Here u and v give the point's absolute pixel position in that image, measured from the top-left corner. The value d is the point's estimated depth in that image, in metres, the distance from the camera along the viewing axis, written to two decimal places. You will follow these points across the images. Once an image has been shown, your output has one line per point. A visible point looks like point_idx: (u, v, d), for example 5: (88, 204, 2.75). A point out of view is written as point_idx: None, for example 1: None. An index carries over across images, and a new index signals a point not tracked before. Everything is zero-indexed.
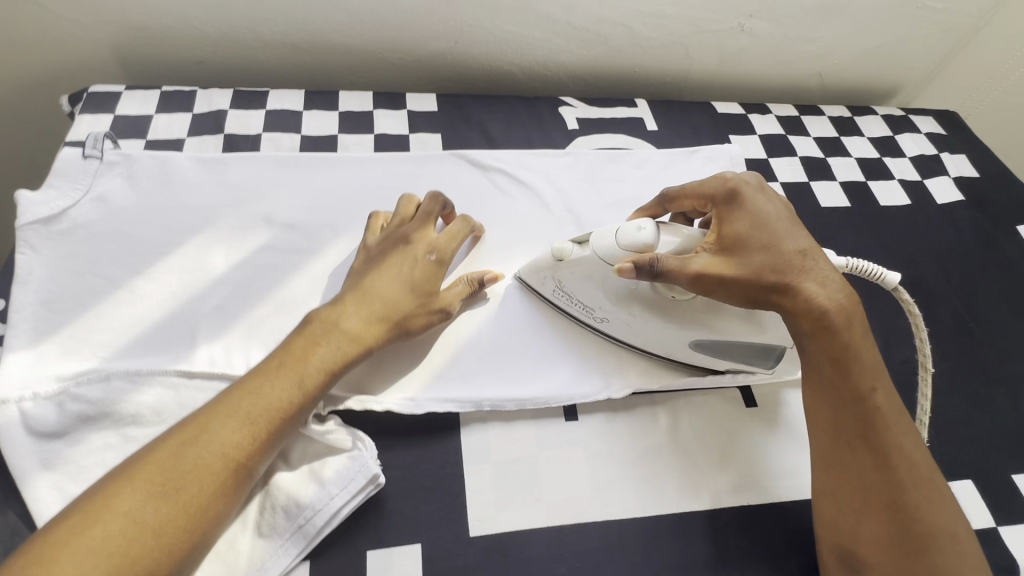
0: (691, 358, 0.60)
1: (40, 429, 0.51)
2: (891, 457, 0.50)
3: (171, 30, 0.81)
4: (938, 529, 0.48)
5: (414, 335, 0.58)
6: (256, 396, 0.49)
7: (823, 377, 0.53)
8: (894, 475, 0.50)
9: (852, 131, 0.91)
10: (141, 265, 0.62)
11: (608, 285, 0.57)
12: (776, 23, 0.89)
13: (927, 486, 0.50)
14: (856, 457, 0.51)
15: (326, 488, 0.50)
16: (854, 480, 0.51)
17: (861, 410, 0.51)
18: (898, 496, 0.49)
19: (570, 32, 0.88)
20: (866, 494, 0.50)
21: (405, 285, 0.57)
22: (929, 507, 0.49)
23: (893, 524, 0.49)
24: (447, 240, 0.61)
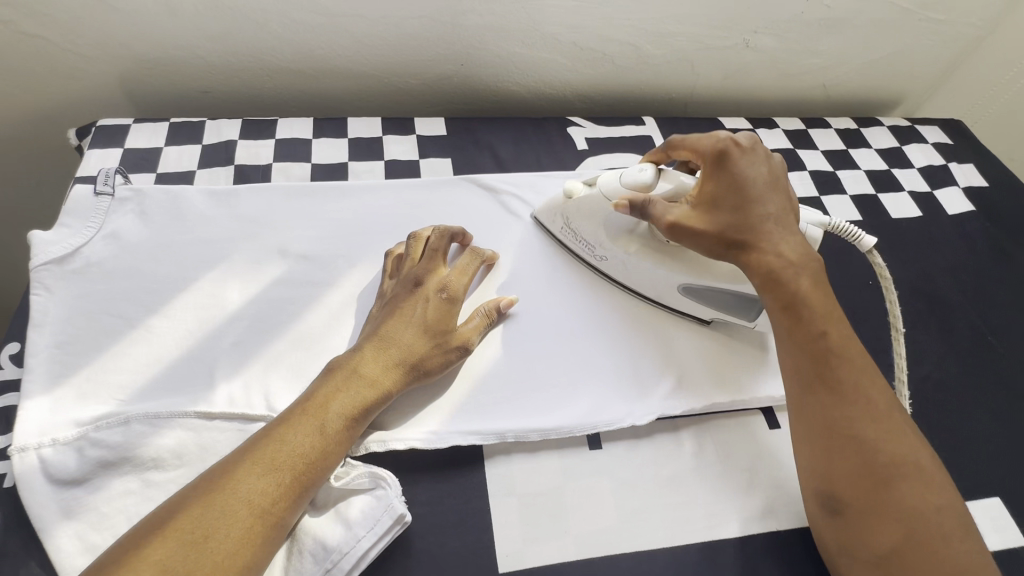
0: (680, 302, 0.66)
1: (60, 476, 0.50)
2: (848, 393, 0.52)
3: (178, 61, 0.81)
4: (902, 459, 0.50)
5: (432, 376, 0.58)
6: (280, 443, 0.49)
7: (780, 322, 0.56)
8: (853, 411, 0.52)
9: (859, 143, 0.92)
10: (157, 303, 0.62)
11: (610, 222, 0.64)
12: (781, 38, 0.90)
13: (884, 418, 0.52)
14: (815, 397, 0.53)
15: (353, 530, 0.50)
16: (816, 421, 0.53)
17: (815, 353, 0.54)
18: (859, 430, 0.51)
19: (576, 53, 0.88)
20: (832, 433, 0.52)
21: (419, 328, 0.57)
22: (891, 438, 0.51)
23: (861, 461, 0.50)
24: (458, 276, 0.62)
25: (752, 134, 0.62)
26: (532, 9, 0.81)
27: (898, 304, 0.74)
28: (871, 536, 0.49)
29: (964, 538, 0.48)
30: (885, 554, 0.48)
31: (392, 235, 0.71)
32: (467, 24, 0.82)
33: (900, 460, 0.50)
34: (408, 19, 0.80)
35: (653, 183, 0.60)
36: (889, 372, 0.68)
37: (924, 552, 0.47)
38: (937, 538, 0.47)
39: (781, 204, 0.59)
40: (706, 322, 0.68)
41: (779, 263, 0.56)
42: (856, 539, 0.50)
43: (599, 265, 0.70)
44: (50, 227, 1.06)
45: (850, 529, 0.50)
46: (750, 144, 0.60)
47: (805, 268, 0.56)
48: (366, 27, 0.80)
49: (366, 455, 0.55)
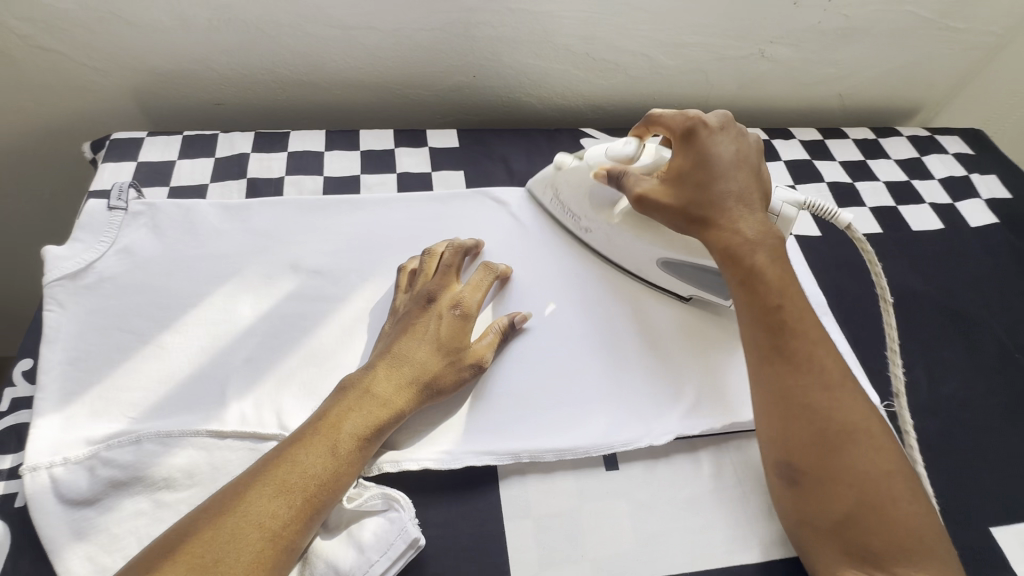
0: (657, 275, 0.68)
1: (71, 495, 0.50)
2: (801, 363, 0.53)
3: (191, 74, 0.81)
4: (852, 425, 0.51)
5: (446, 394, 0.57)
6: (292, 466, 0.48)
7: (738, 296, 0.57)
8: (805, 380, 0.53)
9: (878, 154, 0.90)
10: (169, 318, 0.61)
11: (595, 193, 0.68)
12: (796, 47, 0.89)
13: (840, 389, 0.53)
14: (772, 365, 0.54)
15: (366, 554, 0.49)
16: (774, 386, 0.54)
17: (773, 324, 0.55)
18: (813, 399, 0.52)
19: (589, 63, 0.87)
20: (785, 403, 0.52)
21: (433, 346, 0.57)
22: (842, 406, 0.52)
23: (812, 429, 0.51)
24: (472, 292, 0.61)
25: (724, 113, 0.63)
26: (545, 20, 0.80)
27: (920, 319, 0.72)
28: (822, 502, 0.50)
29: (911, 502, 0.49)
30: (834, 520, 0.49)
31: (405, 249, 0.70)
32: (479, 35, 0.81)
33: (851, 427, 0.51)
34: (420, 31, 0.80)
35: (635, 156, 0.64)
36: (914, 391, 0.66)
37: (870, 516, 0.48)
38: (885, 502, 0.48)
39: (745, 179, 0.59)
40: (685, 300, 0.69)
41: (740, 238, 0.57)
42: (807, 506, 0.50)
43: (584, 237, 0.72)
44: (64, 242, 1.06)
45: (802, 497, 0.51)
46: (719, 123, 0.62)
47: (764, 242, 0.57)
48: (378, 39, 0.80)
49: (378, 475, 0.54)
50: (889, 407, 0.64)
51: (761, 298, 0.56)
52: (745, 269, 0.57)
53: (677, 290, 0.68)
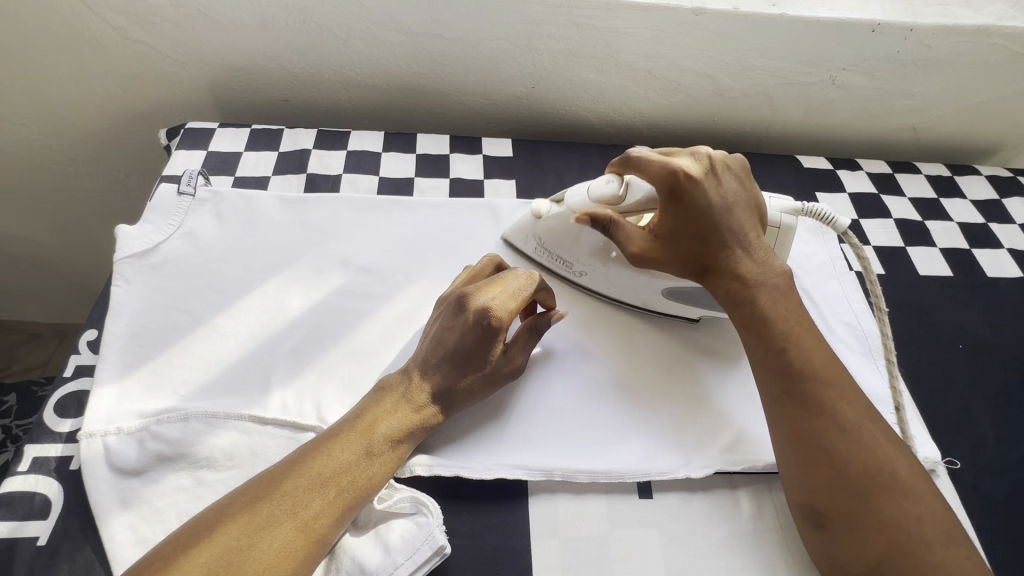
0: (665, 305, 0.66)
1: (120, 464, 0.52)
2: (814, 405, 0.50)
3: (264, 70, 0.85)
4: (875, 468, 0.48)
5: (461, 405, 0.56)
6: (325, 459, 0.49)
7: (745, 340, 0.56)
8: (819, 424, 0.50)
9: (953, 192, 0.85)
10: (224, 304, 0.64)
11: (583, 238, 0.64)
12: (871, 76, 0.85)
13: (855, 433, 0.49)
14: (783, 411, 0.52)
15: (392, 555, 0.49)
16: (788, 435, 0.51)
17: (781, 368, 0.53)
18: (826, 444, 0.49)
19: (650, 81, 0.86)
20: (798, 447, 0.50)
21: (448, 357, 0.55)
22: (862, 447, 0.49)
23: (829, 473, 0.48)
24: (505, 300, 0.57)
25: (706, 154, 0.58)
26: (608, 36, 0.80)
27: (990, 372, 0.67)
28: (850, 548, 0.47)
29: (947, 546, 0.45)
30: (865, 568, 0.46)
31: (452, 254, 0.71)
32: (541, 48, 0.82)
33: (873, 470, 0.48)
34: (483, 40, 0.81)
35: (620, 195, 0.58)
36: (981, 449, 0.61)
37: (903, 563, 0.45)
38: (918, 547, 0.45)
39: (748, 213, 0.58)
40: (694, 322, 0.68)
41: (754, 273, 0.56)
42: (835, 554, 0.48)
43: (580, 280, 0.69)
44: (134, 221, 1.13)
45: (830, 544, 0.48)
46: (703, 167, 0.57)
47: (770, 280, 0.56)
48: (442, 46, 0.81)
49: (410, 478, 0.54)
50: (950, 464, 0.60)
51: (766, 339, 0.54)
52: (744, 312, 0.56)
53: (687, 314, 0.67)
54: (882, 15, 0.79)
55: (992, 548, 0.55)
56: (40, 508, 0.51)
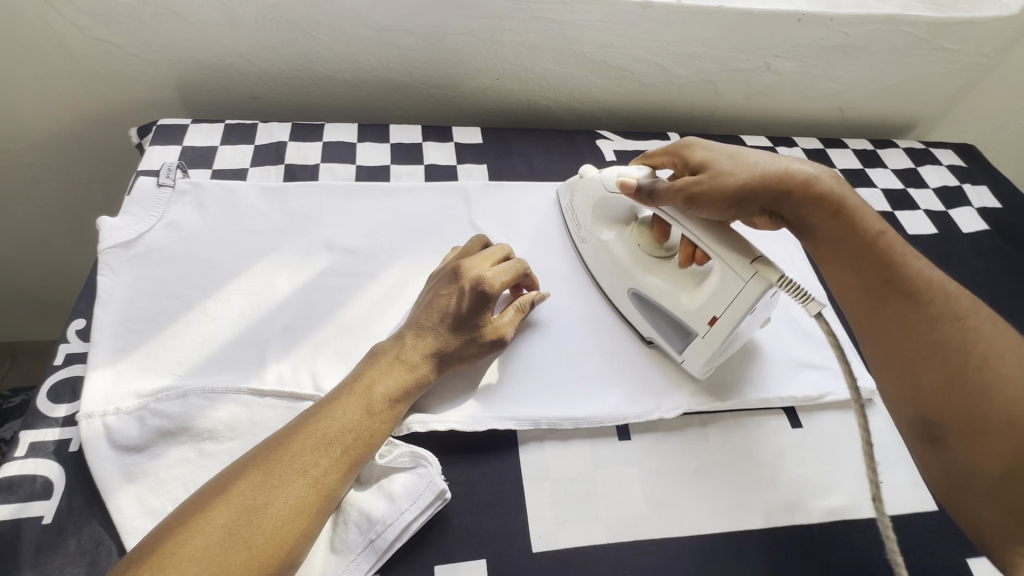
0: (625, 306, 0.68)
1: (122, 442, 0.53)
2: (915, 297, 0.51)
3: (234, 67, 0.87)
4: (990, 358, 0.47)
5: (456, 368, 0.60)
6: (328, 420, 0.52)
7: (834, 242, 0.56)
8: (923, 315, 0.50)
9: (876, 163, 0.95)
10: (213, 288, 0.66)
11: (607, 208, 0.69)
12: (800, 62, 0.94)
13: (964, 321, 0.49)
14: (887, 308, 0.52)
15: (397, 503, 0.52)
16: (897, 332, 0.51)
17: (876, 262, 0.53)
18: (936, 333, 0.49)
19: (605, 70, 0.93)
20: (908, 340, 0.50)
21: (446, 321, 0.60)
22: (974, 334, 0.48)
23: (946, 366, 0.48)
24: (498, 275, 0.62)
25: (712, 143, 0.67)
26: (565, 29, 0.86)
27: None
28: (978, 455, 0.46)
29: None
30: (997, 473, 0.45)
31: (431, 233, 0.75)
32: (504, 41, 0.87)
33: (988, 356, 0.47)
34: (449, 35, 0.85)
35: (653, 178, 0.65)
36: None
37: None
38: None
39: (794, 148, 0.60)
40: (646, 342, 0.68)
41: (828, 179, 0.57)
42: (957, 467, 0.47)
43: (580, 246, 0.74)
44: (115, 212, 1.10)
45: (953, 454, 0.47)
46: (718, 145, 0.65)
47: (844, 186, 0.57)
48: (409, 41, 0.86)
49: (407, 436, 0.58)
50: None
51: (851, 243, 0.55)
52: (821, 228, 0.57)
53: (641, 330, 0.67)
54: (806, 6, 0.88)
55: None
56: (42, 489, 0.52)
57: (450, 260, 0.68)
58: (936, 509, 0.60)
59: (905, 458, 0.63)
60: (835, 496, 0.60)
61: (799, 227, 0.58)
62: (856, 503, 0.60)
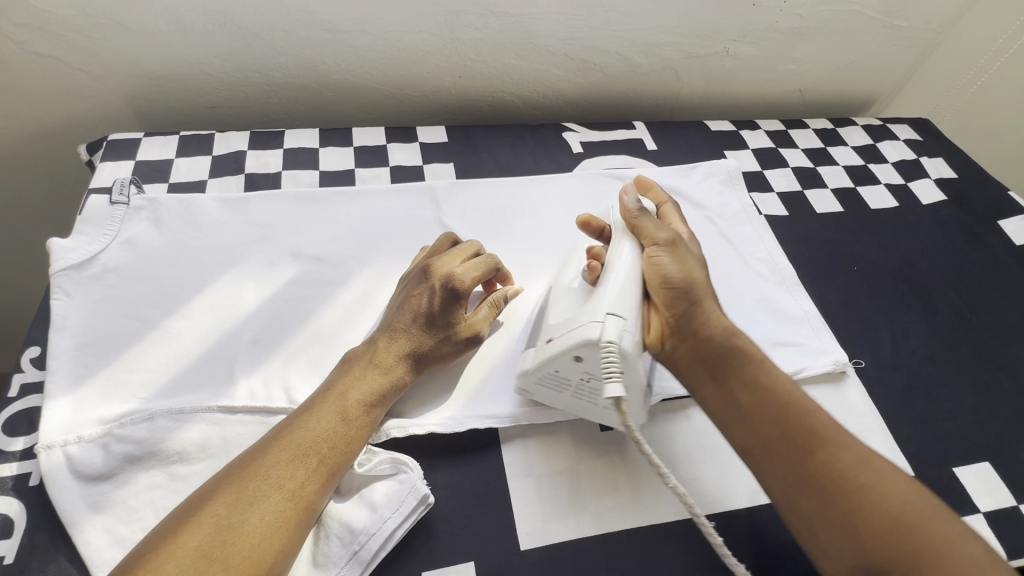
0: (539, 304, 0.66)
1: (86, 471, 0.51)
2: (815, 443, 0.48)
3: (187, 77, 0.84)
4: (897, 505, 0.43)
5: (432, 367, 0.59)
6: (303, 429, 0.51)
7: (737, 379, 0.52)
8: (824, 460, 0.47)
9: (837, 141, 0.97)
10: (177, 306, 0.63)
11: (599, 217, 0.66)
12: (758, 45, 0.96)
13: (869, 463, 0.46)
14: (793, 453, 0.48)
15: (379, 512, 0.51)
16: (806, 480, 0.47)
17: (775, 405, 0.50)
18: (840, 479, 0.45)
19: (567, 62, 0.93)
20: (817, 487, 0.46)
21: (420, 321, 0.58)
22: (878, 483, 0.45)
23: (866, 515, 0.44)
24: (468, 271, 0.60)
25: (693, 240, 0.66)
26: (524, 22, 0.86)
27: (881, 286, 0.78)
28: None
29: None
30: None
31: (400, 236, 0.74)
32: (464, 37, 0.86)
33: (897, 507, 0.43)
34: (407, 33, 0.84)
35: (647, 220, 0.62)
36: (878, 349, 0.71)
37: None
38: None
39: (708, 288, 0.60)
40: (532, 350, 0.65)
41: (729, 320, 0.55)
42: None
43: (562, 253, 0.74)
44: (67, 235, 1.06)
45: None
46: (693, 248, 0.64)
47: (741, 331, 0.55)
48: (367, 41, 0.84)
49: (387, 442, 0.57)
50: (857, 364, 0.70)
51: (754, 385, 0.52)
52: (720, 363, 0.53)
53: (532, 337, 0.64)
54: None
55: (894, 427, 0.65)
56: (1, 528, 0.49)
57: (424, 257, 0.66)
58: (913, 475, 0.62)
59: (880, 428, 0.65)
60: None
61: (708, 363, 0.54)
62: None
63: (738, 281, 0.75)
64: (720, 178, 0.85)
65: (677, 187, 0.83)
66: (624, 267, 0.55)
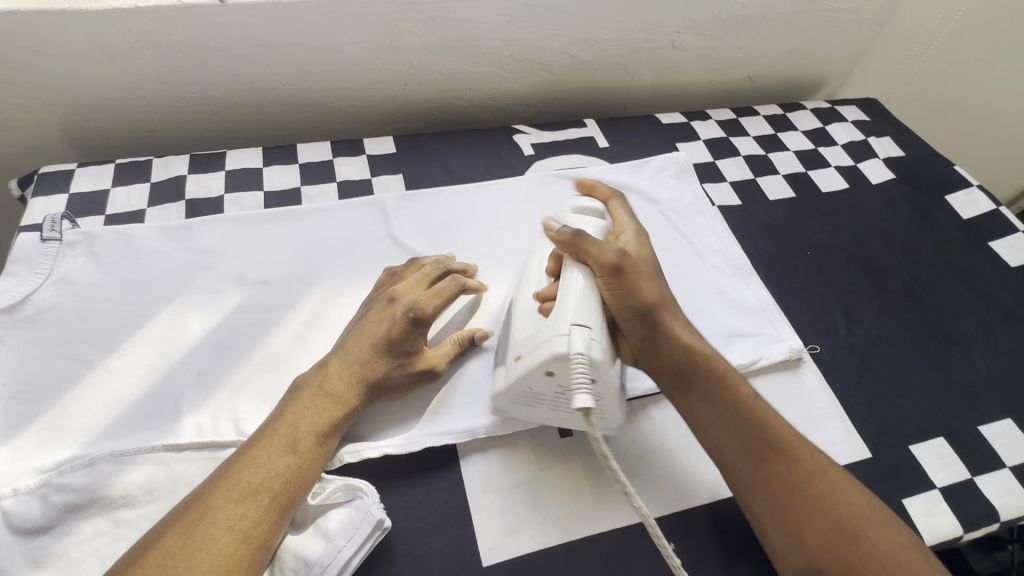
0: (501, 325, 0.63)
1: (23, 525, 0.49)
2: (780, 455, 0.51)
3: (121, 103, 0.82)
4: (847, 512, 0.49)
5: (388, 397, 0.58)
6: (255, 466, 0.49)
7: (705, 393, 0.54)
8: (787, 470, 0.51)
9: (787, 126, 0.98)
10: (116, 343, 0.61)
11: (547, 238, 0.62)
12: (703, 35, 0.96)
13: (823, 473, 0.51)
14: (760, 462, 0.51)
15: (334, 541, 0.50)
16: (770, 489, 0.50)
17: (742, 417, 0.53)
18: (802, 487, 0.50)
19: (513, 63, 0.92)
20: (781, 495, 0.50)
21: (378, 349, 0.57)
22: (832, 491, 0.50)
23: (823, 521, 0.48)
24: (431, 298, 0.59)
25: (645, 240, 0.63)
26: (466, 26, 0.84)
27: (834, 268, 0.79)
28: None
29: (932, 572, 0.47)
30: None
31: (350, 253, 0.72)
32: (406, 45, 0.84)
33: (846, 513, 0.48)
34: (346, 45, 0.82)
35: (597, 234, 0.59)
36: (833, 333, 0.72)
37: None
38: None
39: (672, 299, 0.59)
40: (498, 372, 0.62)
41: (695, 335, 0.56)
42: None
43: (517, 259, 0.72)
44: None
45: None
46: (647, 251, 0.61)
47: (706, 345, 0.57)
48: (306, 55, 0.82)
49: (342, 467, 0.56)
50: (812, 349, 0.70)
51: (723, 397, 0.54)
52: (688, 377, 0.55)
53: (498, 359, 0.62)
54: None
55: (851, 410, 0.66)
56: None
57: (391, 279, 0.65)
58: (870, 456, 0.62)
59: (837, 411, 0.65)
60: None
61: (677, 377, 0.55)
62: None
63: (693, 274, 0.75)
64: (671, 172, 0.85)
65: (629, 183, 0.83)
66: (575, 294, 0.52)
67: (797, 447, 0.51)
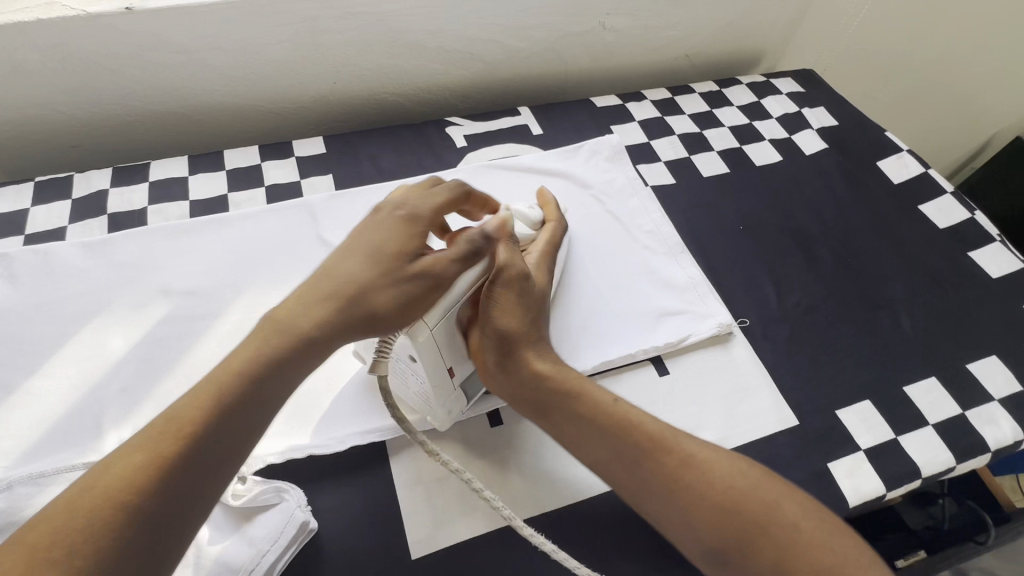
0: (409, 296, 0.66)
1: None
2: (651, 454, 0.50)
3: (37, 119, 0.80)
4: (734, 488, 0.47)
5: (377, 312, 0.49)
6: (169, 410, 0.42)
7: (566, 414, 0.54)
8: (664, 465, 0.49)
9: (722, 102, 0.98)
10: (36, 365, 0.61)
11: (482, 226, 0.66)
12: (633, 16, 0.95)
13: (698, 460, 0.49)
14: (633, 470, 0.50)
15: (257, 545, 0.50)
16: (646, 491, 0.49)
17: (607, 427, 0.52)
18: (680, 479, 0.48)
19: (442, 55, 0.91)
20: (660, 492, 0.48)
21: (365, 257, 0.51)
22: (710, 472, 0.48)
23: (710, 506, 0.46)
24: (426, 201, 0.55)
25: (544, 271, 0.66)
26: (388, 20, 0.83)
27: (765, 241, 0.80)
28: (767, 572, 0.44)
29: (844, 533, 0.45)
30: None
31: (277, 257, 0.72)
32: (328, 42, 0.83)
33: (733, 490, 0.47)
34: (266, 46, 0.81)
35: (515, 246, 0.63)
36: (764, 305, 0.73)
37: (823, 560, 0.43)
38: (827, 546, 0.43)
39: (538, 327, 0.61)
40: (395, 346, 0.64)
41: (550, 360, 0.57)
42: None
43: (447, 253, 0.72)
44: None
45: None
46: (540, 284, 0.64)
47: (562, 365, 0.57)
48: (225, 59, 0.81)
49: (267, 472, 0.56)
50: (742, 323, 0.71)
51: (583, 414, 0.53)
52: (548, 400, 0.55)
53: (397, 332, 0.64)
54: None
55: (779, 380, 0.67)
56: None
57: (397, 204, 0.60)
58: (796, 424, 0.64)
59: (766, 382, 0.66)
60: (705, 433, 0.62)
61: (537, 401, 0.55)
62: (727, 436, 0.62)
63: (624, 256, 0.75)
64: (604, 155, 0.85)
65: (561, 169, 0.83)
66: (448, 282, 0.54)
67: (683, 446, 0.50)
